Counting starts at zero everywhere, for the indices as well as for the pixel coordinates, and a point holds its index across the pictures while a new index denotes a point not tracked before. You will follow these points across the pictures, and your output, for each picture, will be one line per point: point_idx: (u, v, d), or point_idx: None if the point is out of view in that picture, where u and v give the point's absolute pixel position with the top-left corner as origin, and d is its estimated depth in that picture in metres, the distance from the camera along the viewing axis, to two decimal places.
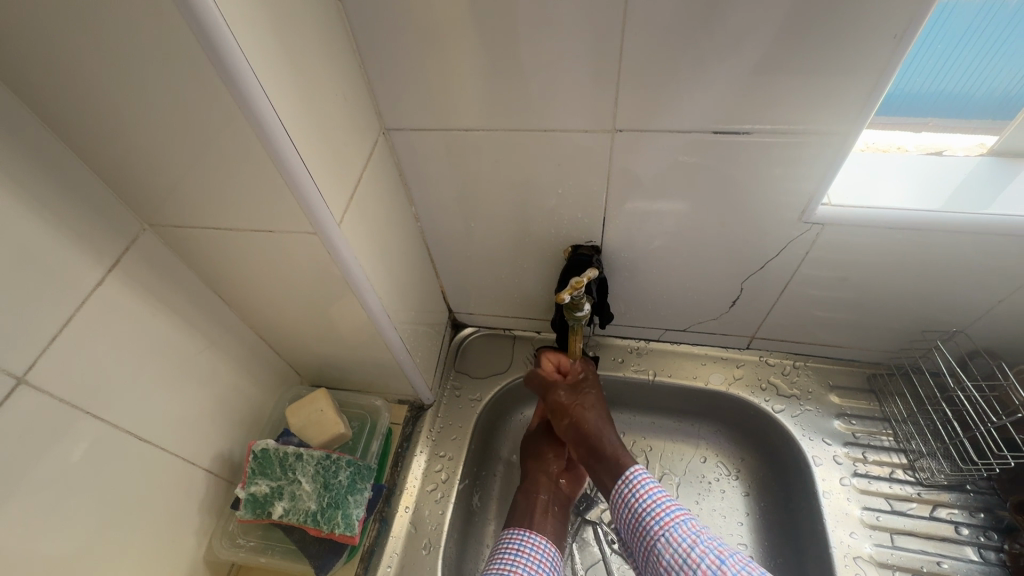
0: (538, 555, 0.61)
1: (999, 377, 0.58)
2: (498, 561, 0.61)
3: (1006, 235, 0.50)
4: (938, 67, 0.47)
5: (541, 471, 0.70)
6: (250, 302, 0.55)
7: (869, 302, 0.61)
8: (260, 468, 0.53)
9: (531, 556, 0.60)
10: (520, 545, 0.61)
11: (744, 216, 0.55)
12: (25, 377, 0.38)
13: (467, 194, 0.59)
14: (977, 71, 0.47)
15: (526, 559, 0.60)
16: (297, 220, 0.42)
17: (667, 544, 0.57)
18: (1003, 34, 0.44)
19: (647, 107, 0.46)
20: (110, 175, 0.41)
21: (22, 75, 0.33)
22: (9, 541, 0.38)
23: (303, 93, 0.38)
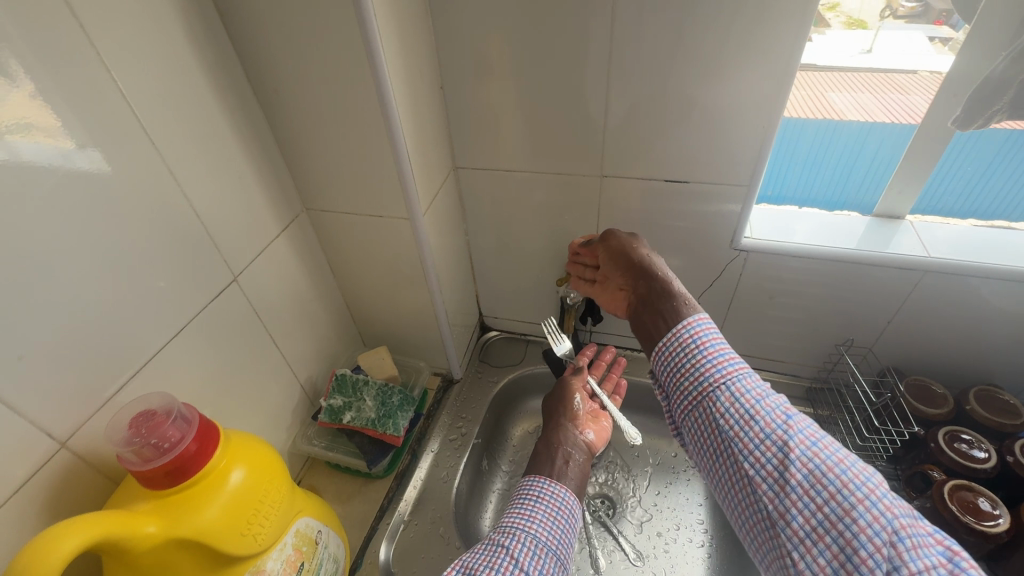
0: (556, 503, 0.63)
1: (887, 377, 0.79)
2: (519, 504, 0.63)
3: (880, 265, 0.71)
4: (827, 176, 0.76)
5: (564, 423, 0.73)
6: (348, 272, 0.80)
7: (796, 319, 0.82)
8: (338, 387, 0.75)
9: (548, 502, 0.63)
10: (541, 491, 0.64)
11: (695, 243, 0.78)
12: (236, 277, 0.62)
13: (503, 217, 0.85)
14: (852, 180, 0.76)
15: (544, 505, 0.63)
16: (400, 210, 0.68)
17: (728, 394, 0.58)
18: (870, 158, 0.72)
19: (630, 160, 0.72)
20: (296, 173, 0.69)
21: (277, 112, 0.62)
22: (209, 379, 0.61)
23: (418, 135, 0.66)
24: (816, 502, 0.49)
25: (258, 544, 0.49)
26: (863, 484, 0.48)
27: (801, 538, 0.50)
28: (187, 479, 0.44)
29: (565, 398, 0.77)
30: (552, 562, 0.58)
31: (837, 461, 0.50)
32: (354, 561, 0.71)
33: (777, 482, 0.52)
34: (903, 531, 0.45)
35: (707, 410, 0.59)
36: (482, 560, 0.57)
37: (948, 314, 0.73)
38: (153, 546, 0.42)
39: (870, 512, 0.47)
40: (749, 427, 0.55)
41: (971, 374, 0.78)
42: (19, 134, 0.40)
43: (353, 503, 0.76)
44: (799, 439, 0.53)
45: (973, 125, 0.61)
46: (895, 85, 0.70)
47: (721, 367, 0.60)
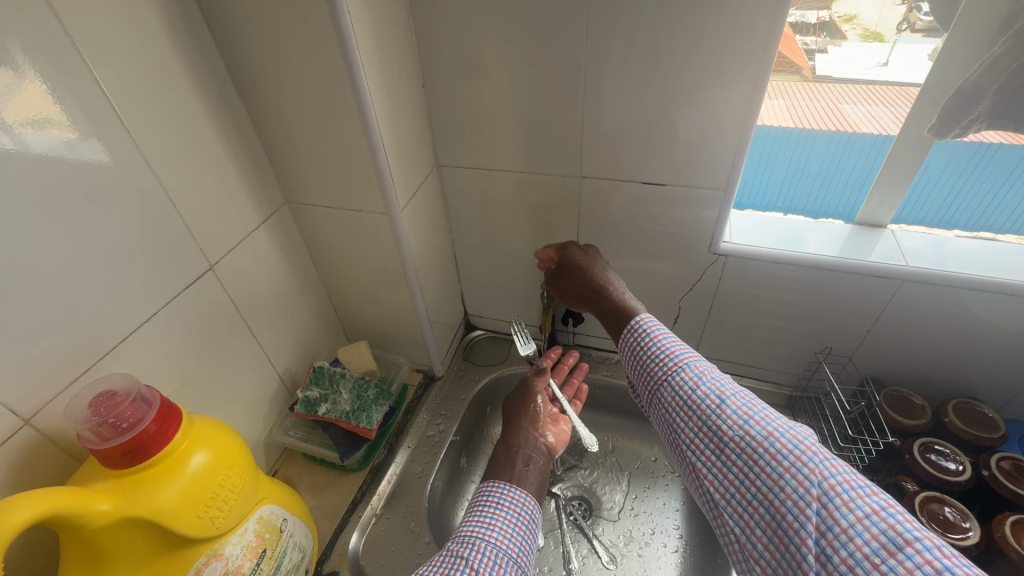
0: (518, 510, 0.62)
1: (867, 387, 0.78)
2: (476, 513, 0.62)
3: (859, 273, 0.70)
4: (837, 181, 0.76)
5: (525, 424, 0.73)
6: (330, 266, 0.81)
7: (776, 326, 0.81)
8: (315, 379, 0.76)
9: (509, 510, 0.62)
10: (500, 498, 0.63)
11: (675, 247, 0.78)
12: (212, 266, 0.63)
13: (485, 217, 0.86)
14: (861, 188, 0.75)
15: (505, 512, 0.61)
16: (378, 205, 0.69)
17: (671, 389, 0.60)
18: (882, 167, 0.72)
19: (609, 162, 0.72)
20: (278, 167, 0.70)
21: (258, 106, 0.64)
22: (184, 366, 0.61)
23: (397, 132, 0.67)
24: (751, 477, 0.51)
25: (215, 527, 0.49)
26: (792, 452, 0.49)
27: (741, 511, 0.52)
28: (145, 460, 0.45)
29: (526, 401, 0.77)
30: (512, 571, 0.57)
31: (767, 433, 0.52)
32: (324, 552, 0.71)
33: (717, 464, 0.55)
34: (832, 491, 0.46)
35: (657, 406, 0.62)
36: (440, 571, 0.56)
37: (927, 324, 0.72)
38: (107, 525, 0.43)
39: (795, 477, 0.48)
40: (690, 416, 0.57)
41: (951, 386, 0.77)
42: (29, 127, 0.43)
43: (327, 494, 0.77)
44: (732, 420, 0.54)
45: (950, 134, 0.63)
46: (909, 96, 0.65)
47: (663, 362, 0.61)
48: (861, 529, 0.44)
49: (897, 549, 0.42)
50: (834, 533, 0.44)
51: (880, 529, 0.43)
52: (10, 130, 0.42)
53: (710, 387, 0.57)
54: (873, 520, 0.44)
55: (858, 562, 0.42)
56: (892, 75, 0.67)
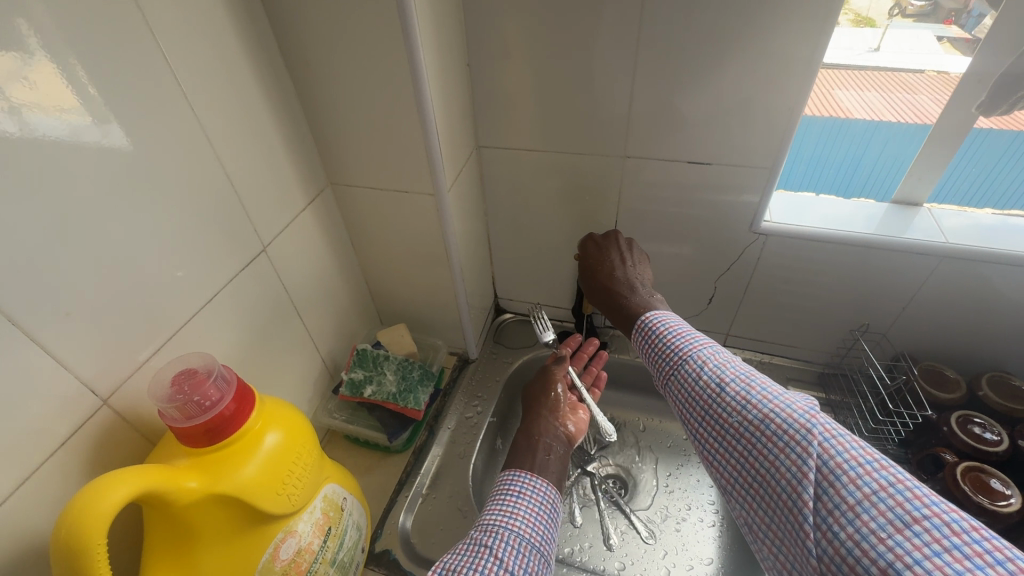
0: (538, 500, 0.60)
1: (901, 362, 0.80)
2: (495, 502, 0.59)
3: (900, 250, 0.71)
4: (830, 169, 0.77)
5: (545, 414, 0.72)
6: (369, 249, 0.81)
7: (811, 304, 0.82)
8: (359, 361, 0.76)
9: (531, 498, 0.59)
10: (522, 487, 0.60)
11: (715, 227, 0.78)
12: (264, 247, 0.63)
13: (522, 199, 0.85)
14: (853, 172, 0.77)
15: (526, 501, 0.59)
16: (425, 184, 0.69)
17: (676, 380, 0.58)
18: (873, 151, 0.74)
19: (654, 141, 0.72)
20: (322, 146, 0.69)
21: (308, 83, 0.63)
22: (239, 348, 0.61)
23: (445, 110, 0.66)
24: (751, 458, 0.50)
25: (291, 505, 0.50)
26: (788, 432, 0.47)
27: (749, 493, 0.50)
28: (223, 438, 0.45)
29: (543, 391, 0.76)
30: (536, 560, 0.54)
31: (763, 417, 0.49)
32: (375, 530, 0.72)
33: (721, 450, 0.53)
34: (839, 468, 0.44)
35: (666, 397, 0.60)
36: (464, 561, 0.51)
37: (964, 300, 0.73)
38: (194, 501, 0.43)
39: (790, 457, 0.46)
40: (692, 405, 0.56)
41: (984, 361, 0.79)
42: (34, 107, 0.38)
43: (372, 475, 0.78)
44: (731, 405, 0.52)
45: (997, 111, 0.64)
46: (901, 83, 0.71)
47: (669, 356, 0.60)
48: (867, 505, 0.41)
49: (904, 525, 0.39)
50: (841, 511, 0.42)
51: (887, 506, 0.40)
52: (16, 113, 0.37)
53: (711, 373, 0.55)
54: (881, 496, 0.41)
55: (864, 538, 0.40)
56: (880, 61, 0.69)
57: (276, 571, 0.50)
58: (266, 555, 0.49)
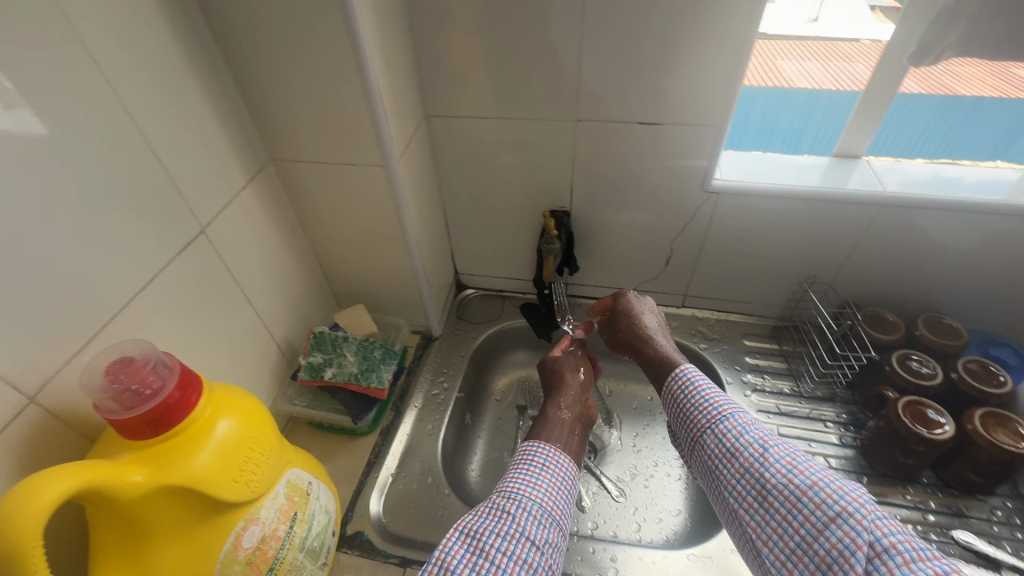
0: (560, 473, 0.59)
1: (846, 309, 0.84)
2: (517, 470, 0.59)
3: (841, 202, 0.74)
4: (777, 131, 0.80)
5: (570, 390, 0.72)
6: (319, 228, 0.78)
7: (762, 261, 0.84)
8: (316, 345, 0.74)
9: (553, 471, 0.59)
10: (545, 459, 0.60)
11: (669, 189, 0.78)
12: (203, 229, 0.59)
13: (475, 170, 0.83)
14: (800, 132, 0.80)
15: (548, 474, 0.59)
16: (373, 155, 0.66)
17: (712, 436, 0.56)
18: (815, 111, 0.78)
19: (605, 104, 0.71)
20: (259, 118, 0.65)
21: (237, 47, 0.58)
22: (183, 337, 0.58)
23: (388, 74, 0.63)
24: (794, 525, 0.48)
25: (251, 491, 0.48)
26: (837, 502, 0.46)
27: (784, 561, 0.48)
28: (170, 429, 0.43)
29: (560, 370, 0.76)
30: (553, 530, 0.54)
31: (811, 484, 0.48)
32: (347, 513, 0.70)
33: (759, 512, 0.50)
34: (893, 548, 0.42)
35: (697, 452, 0.58)
36: (487, 523, 0.52)
37: (900, 246, 0.77)
38: (143, 496, 0.41)
39: (842, 529, 0.44)
40: (729, 462, 0.54)
41: (920, 303, 0.84)
42: None
43: (339, 459, 0.76)
44: (775, 467, 0.50)
45: (926, 60, 0.66)
46: (842, 53, 0.74)
47: (704, 409, 0.58)
48: None
49: None
50: None
51: None
52: None
53: (754, 434, 0.53)
54: None
55: None
56: (822, 30, 0.75)
57: (240, 560, 0.48)
58: (228, 543, 0.47)
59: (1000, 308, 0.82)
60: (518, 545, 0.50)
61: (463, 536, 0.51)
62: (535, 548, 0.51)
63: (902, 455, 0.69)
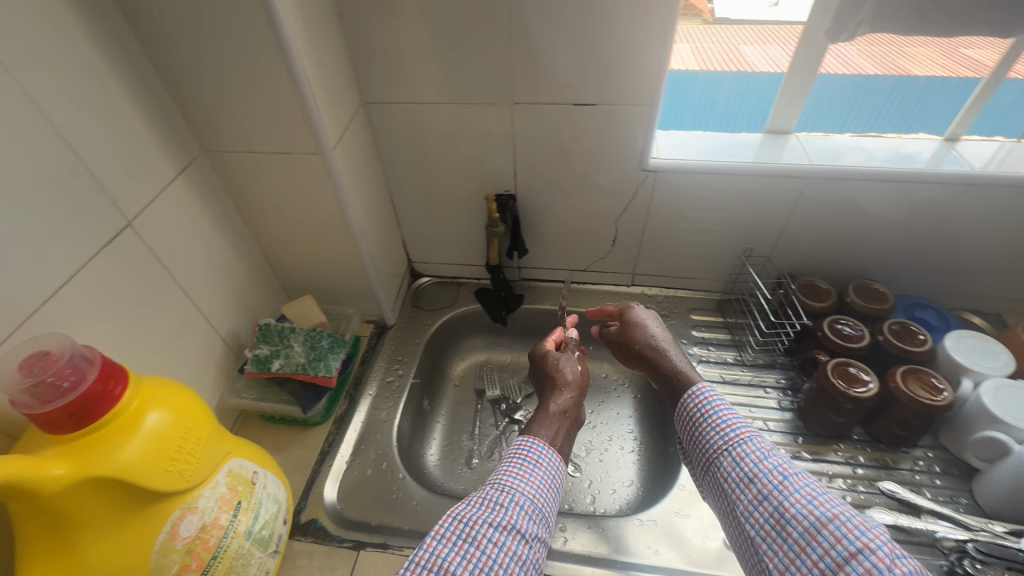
0: (556, 466, 0.57)
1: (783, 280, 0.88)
2: (512, 459, 0.56)
3: (771, 176, 0.77)
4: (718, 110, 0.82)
5: (565, 383, 0.66)
6: (261, 220, 0.77)
7: (704, 238, 0.87)
8: (263, 337, 0.73)
9: (550, 464, 0.56)
10: (541, 449, 0.57)
11: (608, 169, 0.80)
12: (130, 222, 0.58)
13: (419, 157, 0.83)
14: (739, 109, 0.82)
15: (544, 465, 0.56)
16: (307, 142, 0.65)
17: (730, 460, 0.54)
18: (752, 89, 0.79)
19: (540, 85, 0.71)
20: (186, 108, 0.64)
21: (154, 36, 0.57)
22: (114, 332, 0.57)
23: (316, 60, 0.62)
24: (812, 559, 0.45)
25: (185, 480, 0.48)
26: (858, 538, 0.44)
27: None
28: (94, 421, 0.42)
29: (559, 362, 0.68)
30: (542, 523, 0.52)
31: (832, 516, 0.46)
32: (300, 502, 0.71)
33: (776, 543, 0.48)
34: None
35: (712, 476, 0.56)
36: (479, 518, 0.49)
37: (830, 217, 0.81)
38: (67, 488, 0.40)
39: (863, 565, 0.42)
40: (746, 487, 0.52)
41: (852, 271, 0.88)
42: None
43: (291, 450, 0.76)
44: (795, 496, 0.48)
45: (842, 38, 0.69)
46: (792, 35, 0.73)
47: (722, 433, 0.56)
48: None
49: None
50: None
51: None
52: None
53: (774, 460, 0.52)
54: None
55: None
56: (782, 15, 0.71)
57: (178, 550, 0.48)
58: (164, 533, 0.47)
59: (924, 273, 0.86)
60: (508, 537, 0.48)
61: (455, 522, 0.49)
62: (525, 541, 0.49)
63: (834, 414, 0.73)
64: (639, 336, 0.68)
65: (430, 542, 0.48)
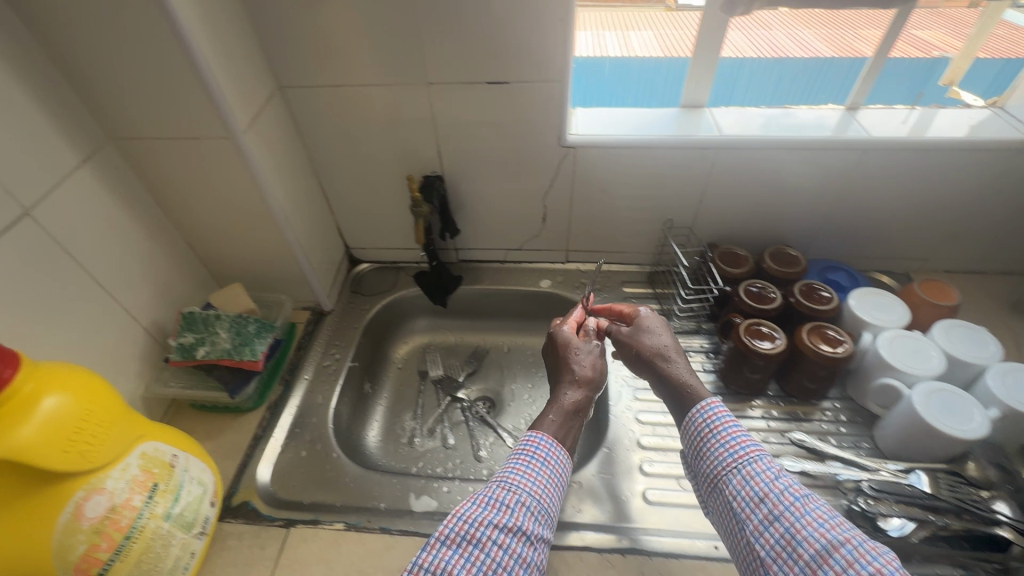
0: (559, 466, 0.58)
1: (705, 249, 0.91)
2: (518, 460, 0.58)
3: (683, 148, 0.80)
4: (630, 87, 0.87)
5: (576, 376, 0.66)
6: (180, 208, 0.76)
7: (629, 212, 0.90)
8: (187, 325, 0.73)
9: (554, 465, 0.58)
10: (546, 450, 0.58)
11: (529, 147, 0.82)
12: (29, 211, 0.57)
13: (342, 141, 0.83)
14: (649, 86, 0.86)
15: (547, 466, 0.57)
16: (215, 127, 0.65)
17: (742, 481, 0.54)
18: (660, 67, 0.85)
19: (452, 64, 0.72)
20: (85, 94, 0.63)
21: (40, 20, 0.56)
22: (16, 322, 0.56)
23: (217, 43, 0.62)
24: None
25: (88, 462, 0.48)
26: (870, 563, 0.44)
27: None
28: None
29: (572, 355, 0.69)
30: (546, 523, 0.54)
31: (845, 540, 0.46)
32: (231, 487, 0.71)
33: (787, 565, 0.48)
34: None
35: (720, 495, 0.56)
36: (486, 522, 0.51)
37: (743, 187, 0.85)
38: None
39: None
40: (756, 507, 0.52)
41: (770, 238, 0.92)
42: None
43: (223, 436, 0.76)
44: (806, 518, 0.49)
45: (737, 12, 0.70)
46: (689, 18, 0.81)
47: (733, 453, 0.57)
48: None
49: None
50: None
51: None
52: None
53: (787, 481, 0.52)
54: None
55: None
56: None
57: (84, 530, 0.48)
58: (66, 514, 0.47)
59: (836, 238, 0.91)
60: (513, 540, 0.50)
61: (459, 523, 0.51)
62: (529, 542, 0.51)
63: (749, 371, 0.77)
64: (650, 344, 0.68)
65: (434, 546, 0.50)
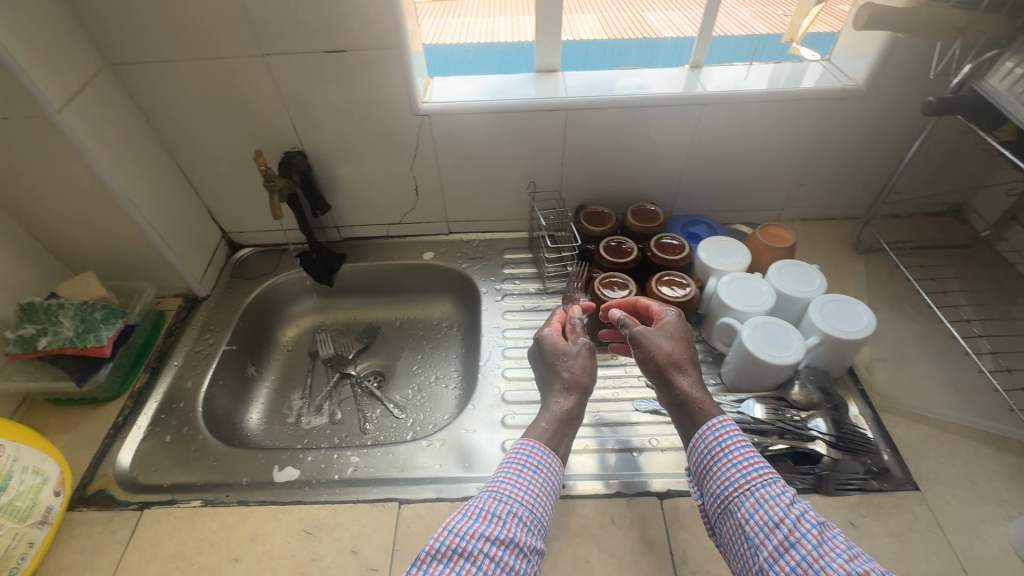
0: (549, 478, 0.54)
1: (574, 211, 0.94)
2: (509, 470, 0.54)
3: (534, 111, 0.82)
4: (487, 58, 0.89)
5: (569, 382, 0.61)
6: (11, 195, 0.73)
7: (497, 178, 0.92)
8: (26, 317, 0.72)
9: (544, 476, 0.54)
10: (538, 461, 0.55)
11: (383, 116, 0.82)
12: None
13: (191, 120, 0.81)
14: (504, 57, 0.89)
15: (538, 478, 0.54)
16: (23, 104, 0.63)
17: (754, 505, 0.49)
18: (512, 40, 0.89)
19: (284, 33, 0.71)
20: None
21: None
22: None
23: (9, 16, 0.59)
24: None
25: None
26: None
27: None
28: None
29: (567, 357, 0.64)
30: (538, 536, 0.50)
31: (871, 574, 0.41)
32: (86, 476, 0.69)
33: None
34: None
35: (729, 519, 0.50)
36: (478, 536, 0.47)
37: (600, 147, 0.88)
38: None
39: None
40: (769, 533, 0.47)
41: (637, 197, 0.96)
42: None
43: (80, 428, 0.74)
44: (824, 548, 0.44)
45: None
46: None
47: (744, 475, 0.51)
48: None
49: None
50: None
51: None
52: None
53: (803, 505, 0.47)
54: None
55: None
56: None
57: None
58: None
59: (697, 194, 0.96)
60: (506, 552, 0.47)
61: (450, 536, 0.47)
62: (522, 555, 0.48)
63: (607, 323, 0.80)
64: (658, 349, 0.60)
65: (423, 561, 0.46)
